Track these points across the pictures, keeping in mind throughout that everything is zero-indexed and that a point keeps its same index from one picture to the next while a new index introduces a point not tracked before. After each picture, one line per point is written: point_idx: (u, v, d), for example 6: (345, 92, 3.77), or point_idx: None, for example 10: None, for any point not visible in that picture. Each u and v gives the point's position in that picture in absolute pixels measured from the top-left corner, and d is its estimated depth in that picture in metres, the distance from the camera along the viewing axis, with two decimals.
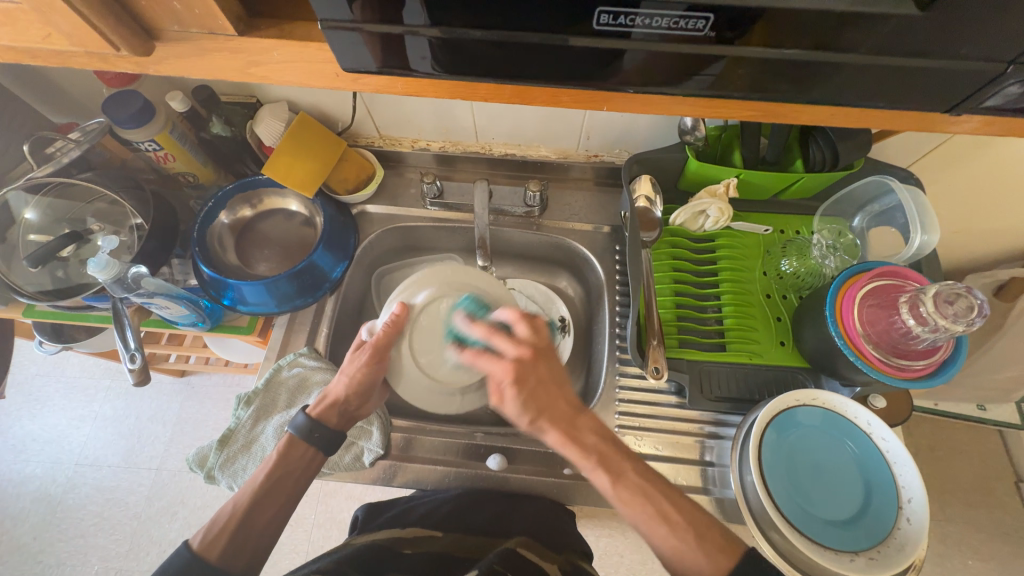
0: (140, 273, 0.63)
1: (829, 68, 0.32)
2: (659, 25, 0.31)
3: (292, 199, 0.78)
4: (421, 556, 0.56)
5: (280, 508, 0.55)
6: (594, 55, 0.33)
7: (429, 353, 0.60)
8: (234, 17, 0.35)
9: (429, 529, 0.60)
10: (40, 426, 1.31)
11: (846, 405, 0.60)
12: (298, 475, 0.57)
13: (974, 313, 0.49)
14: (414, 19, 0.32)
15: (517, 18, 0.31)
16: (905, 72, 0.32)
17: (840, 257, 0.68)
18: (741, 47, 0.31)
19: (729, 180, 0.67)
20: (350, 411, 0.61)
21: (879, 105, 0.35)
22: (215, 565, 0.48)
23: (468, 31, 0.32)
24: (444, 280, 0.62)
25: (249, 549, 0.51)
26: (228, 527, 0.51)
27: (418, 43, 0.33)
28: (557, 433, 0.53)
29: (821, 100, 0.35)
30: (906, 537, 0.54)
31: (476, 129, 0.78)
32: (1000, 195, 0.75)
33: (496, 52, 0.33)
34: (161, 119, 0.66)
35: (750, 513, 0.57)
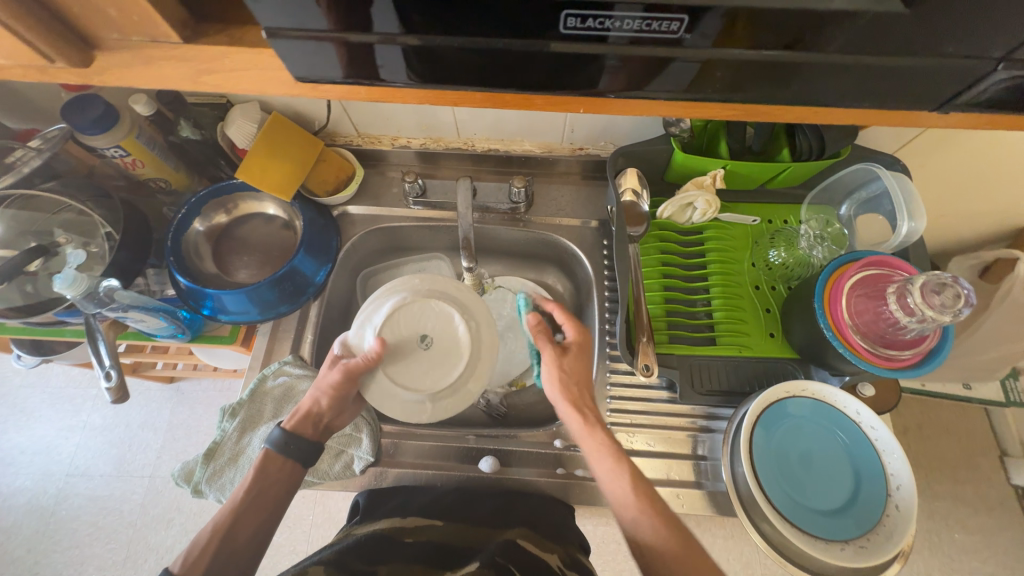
0: (112, 286, 0.61)
1: (806, 66, 0.31)
2: (630, 27, 0.29)
3: (270, 202, 0.76)
4: (423, 546, 0.54)
5: (258, 527, 0.54)
6: (564, 61, 0.32)
7: (399, 362, 0.57)
8: (178, 24, 0.33)
9: (429, 519, 0.58)
10: (28, 438, 1.28)
11: (835, 396, 0.61)
12: (279, 492, 0.56)
13: (962, 302, 0.49)
14: (374, 28, 0.30)
15: (482, 22, 0.29)
16: (884, 70, 0.31)
17: (828, 247, 0.68)
18: (715, 48, 0.30)
19: (716, 172, 0.66)
20: (326, 421, 0.61)
21: (862, 104, 0.34)
22: None
23: (434, 38, 0.30)
24: (412, 289, 0.60)
25: (235, 567, 0.50)
26: (213, 543, 0.51)
27: (381, 51, 0.31)
28: (584, 417, 0.56)
29: (800, 101, 0.34)
30: (894, 525, 0.54)
31: (457, 126, 0.76)
32: (986, 177, 0.75)
33: (466, 58, 0.32)
34: (125, 124, 0.63)
35: (741, 503, 0.57)
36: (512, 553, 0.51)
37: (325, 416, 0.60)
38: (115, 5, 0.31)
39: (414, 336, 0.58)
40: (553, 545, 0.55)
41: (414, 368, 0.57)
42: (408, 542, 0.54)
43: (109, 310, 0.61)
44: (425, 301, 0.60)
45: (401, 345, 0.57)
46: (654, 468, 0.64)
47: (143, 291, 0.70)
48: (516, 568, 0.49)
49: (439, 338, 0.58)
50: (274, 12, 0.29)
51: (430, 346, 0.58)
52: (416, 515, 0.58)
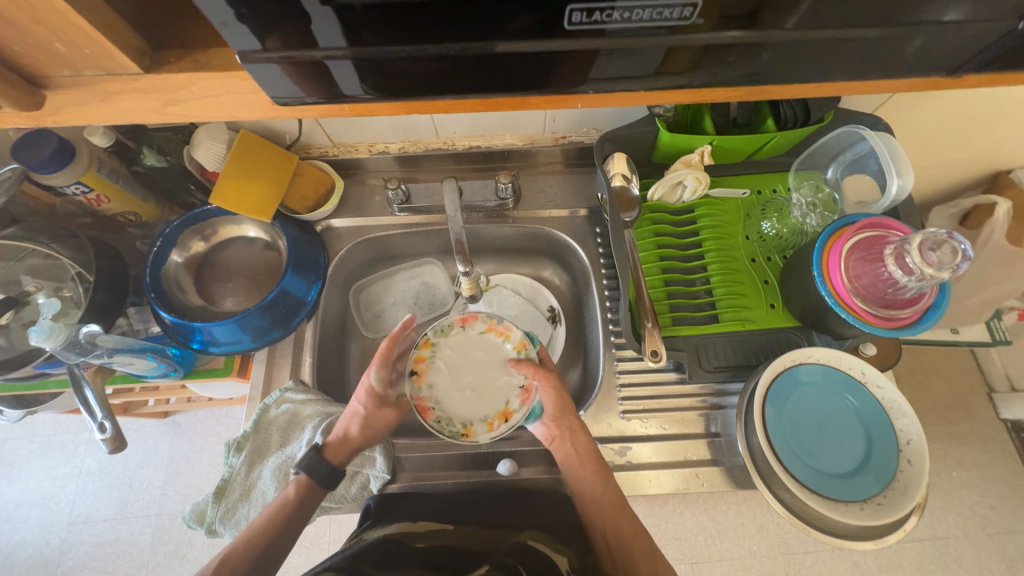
0: (93, 331, 0.57)
1: (802, 42, 0.30)
2: (638, 17, 0.28)
3: (249, 224, 0.73)
4: (433, 550, 0.54)
5: (273, 547, 0.54)
6: (558, 57, 0.30)
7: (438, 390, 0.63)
8: (137, 53, 0.31)
9: (440, 522, 0.57)
10: (22, 491, 1.24)
11: (841, 359, 0.61)
12: (300, 514, 0.56)
13: (959, 258, 0.49)
14: (321, 43, 0.28)
15: (473, 23, 0.28)
16: (882, 40, 0.30)
17: (821, 214, 0.68)
18: (678, 35, 0.29)
19: (703, 150, 0.65)
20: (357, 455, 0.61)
21: (864, 75, 0.33)
22: None
23: (377, 49, 0.28)
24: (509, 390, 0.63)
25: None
26: (242, 564, 0.52)
27: (334, 67, 0.30)
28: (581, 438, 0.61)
29: (794, 80, 0.34)
30: (908, 479, 0.55)
31: (435, 126, 0.73)
32: (962, 127, 0.76)
33: (422, 67, 0.30)
34: (84, 159, 0.59)
35: (753, 464, 0.58)
36: (521, 552, 0.52)
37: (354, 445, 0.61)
38: (63, 40, 0.28)
39: (481, 404, 0.62)
40: (566, 546, 0.55)
41: (463, 398, 0.63)
42: (419, 547, 0.54)
43: (93, 356, 0.58)
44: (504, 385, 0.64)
45: (458, 376, 0.64)
46: (670, 451, 0.65)
47: (126, 332, 0.67)
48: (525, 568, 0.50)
49: (490, 372, 0.64)
50: (250, 31, 0.27)
51: (482, 380, 0.64)
52: (427, 518, 0.58)
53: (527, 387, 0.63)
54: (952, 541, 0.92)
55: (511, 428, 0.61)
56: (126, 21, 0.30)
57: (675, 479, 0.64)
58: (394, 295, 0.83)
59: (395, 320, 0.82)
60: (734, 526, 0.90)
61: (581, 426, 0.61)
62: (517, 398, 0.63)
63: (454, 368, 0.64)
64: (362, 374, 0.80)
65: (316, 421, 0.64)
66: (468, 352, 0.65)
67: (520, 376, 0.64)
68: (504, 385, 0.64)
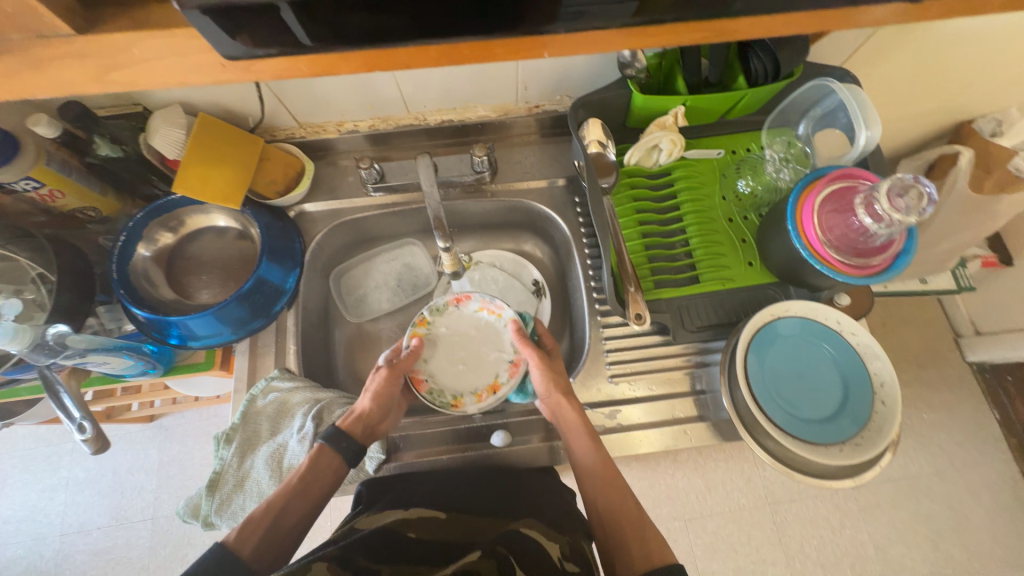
0: (61, 331, 0.55)
1: None
2: None
3: (218, 214, 0.70)
4: (428, 542, 0.52)
5: (301, 515, 0.54)
6: None
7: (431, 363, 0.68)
8: (66, 11, 0.29)
9: (433, 510, 0.56)
10: (8, 507, 1.20)
11: (817, 311, 0.63)
12: (327, 485, 0.56)
13: (925, 201, 0.51)
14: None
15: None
16: None
17: (794, 167, 0.69)
18: None
19: (677, 110, 0.65)
20: (377, 428, 0.62)
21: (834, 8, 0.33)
22: (248, 561, 0.48)
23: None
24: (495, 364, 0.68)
25: (278, 548, 0.51)
26: (261, 525, 0.51)
27: (284, 9, 0.28)
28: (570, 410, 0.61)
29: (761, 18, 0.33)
30: (883, 419, 0.58)
31: (405, 100, 0.71)
32: (926, 78, 0.77)
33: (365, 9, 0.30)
34: (30, 152, 0.56)
35: (737, 417, 0.60)
36: (513, 539, 0.51)
37: (376, 419, 0.62)
38: None
39: (471, 376, 0.67)
40: (555, 532, 0.54)
41: (453, 371, 0.67)
42: (411, 537, 0.52)
43: (65, 357, 0.55)
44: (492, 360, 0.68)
45: (451, 351, 0.69)
46: (658, 410, 0.67)
47: (98, 331, 0.65)
48: (516, 559, 0.48)
49: (479, 349, 0.68)
50: None
51: (473, 354, 0.68)
52: (419, 506, 0.57)
53: (515, 361, 0.67)
54: (924, 477, 0.98)
55: (499, 399, 0.65)
56: None
57: (663, 437, 0.66)
58: (376, 278, 0.82)
59: (379, 304, 0.82)
60: (722, 480, 0.94)
61: (569, 399, 0.62)
62: (506, 371, 0.67)
63: (448, 343, 0.69)
64: (350, 360, 0.79)
65: (305, 408, 0.63)
66: (460, 329, 0.69)
67: (512, 352, 0.68)
68: (493, 359, 0.68)
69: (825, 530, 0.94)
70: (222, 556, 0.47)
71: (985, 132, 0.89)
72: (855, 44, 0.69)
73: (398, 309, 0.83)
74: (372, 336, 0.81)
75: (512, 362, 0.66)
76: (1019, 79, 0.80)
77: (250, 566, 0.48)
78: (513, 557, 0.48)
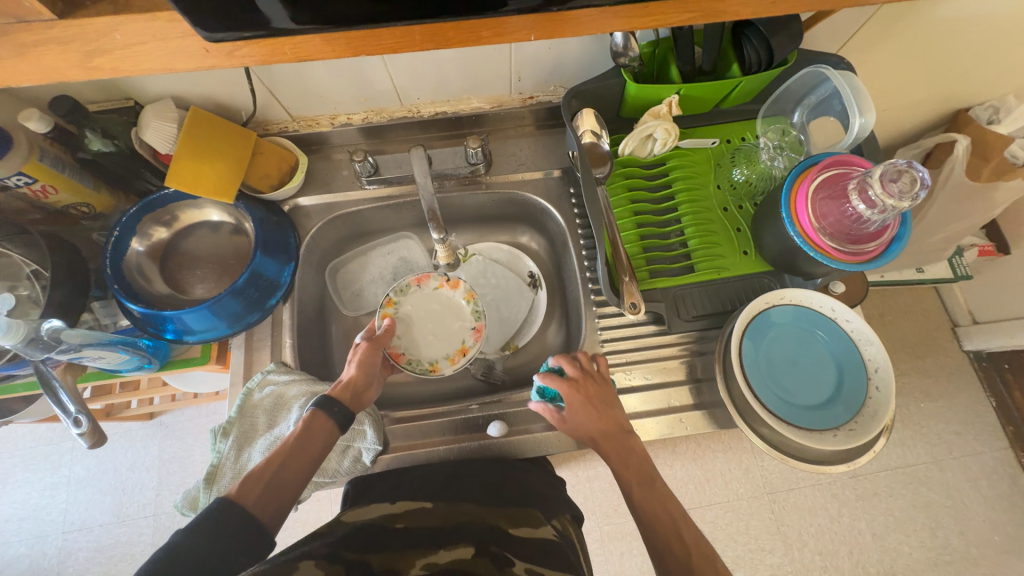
0: (55, 326, 0.55)
1: None
2: None
3: (212, 208, 0.70)
4: (416, 530, 0.51)
5: (299, 470, 0.54)
6: None
7: (407, 333, 0.71)
8: None
9: (420, 502, 0.56)
10: (11, 505, 1.21)
11: (812, 298, 0.63)
12: (323, 445, 0.57)
13: (918, 186, 0.50)
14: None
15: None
16: None
17: (787, 156, 0.69)
18: None
19: (671, 99, 0.65)
20: (365, 396, 0.63)
21: None
22: (252, 508, 0.49)
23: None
24: (459, 329, 0.73)
25: (279, 500, 0.51)
26: (262, 477, 0.51)
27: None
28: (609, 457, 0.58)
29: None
30: (877, 404, 0.58)
31: (398, 93, 0.71)
32: (922, 65, 0.77)
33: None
34: (22, 146, 0.56)
35: (732, 406, 0.61)
36: (502, 539, 0.51)
37: (361, 388, 0.63)
38: None
39: (445, 342, 0.72)
40: (546, 517, 0.58)
41: (425, 341, 0.72)
42: (399, 527, 0.52)
43: (60, 352, 0.55)
44: (459, 326, 0.73)
45: (422, 324, 0.72)
46: (653, 400, 0.67)
47: (93, 327, 0.64)
48: (512, 556, 0.49)
49: (446, 318, 0.73)
50: None
51: (441, 325, 0.73)
52: (406, 500, 0.57)
53: (477, 326, 0.72)
54: (921, 466, 0.98)
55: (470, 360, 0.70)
56: None
57: (660, 426, 0.66)
58: (372, 272, 0.83)
59: (375, 297, 0.82)
60: (720, 470, 0.94)
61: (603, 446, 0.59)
62: (472, 336, 0.72)
63: (418, 319, 0.72)
64: (346, 354, 0.79)
65: (302, 400, 0.63)
66: (427, 304, 0.74)
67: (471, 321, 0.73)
68: (457, 326, 0.73)
69: (823, 519, 0.95)
70: (225, 508, 0.48)
71: (982, 119, 0.89)
72: (848, 32, 0.69)
73: None
74: None
75: (478, 326, 0.72)
76: (1016, 64, 0.79)
77: (255, 515, 0.49)
78: (508, 552, 0.49)
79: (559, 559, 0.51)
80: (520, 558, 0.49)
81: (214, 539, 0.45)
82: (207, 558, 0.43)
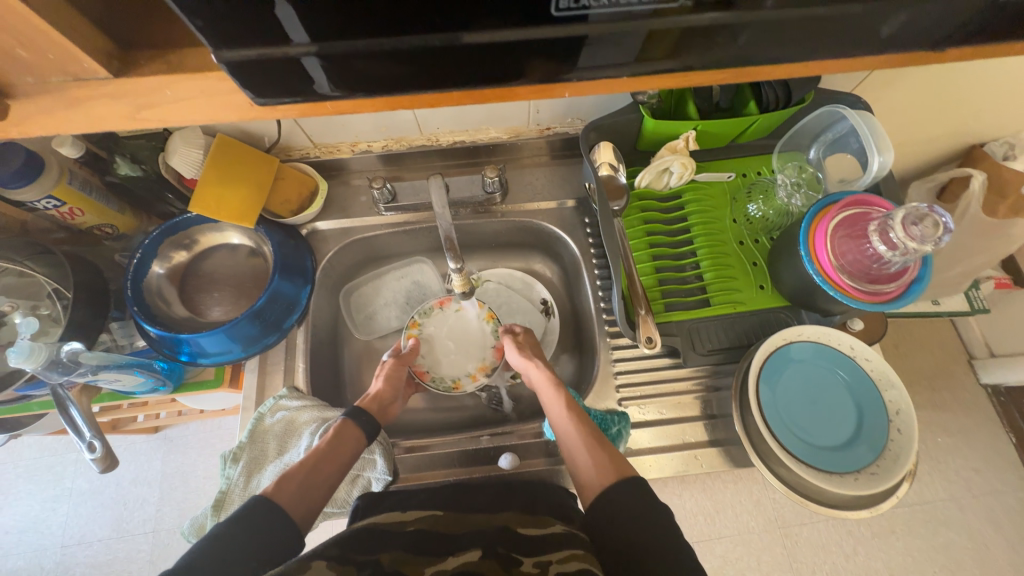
0: (75, 349, 0.55)
1: (765, 26, 0.30)
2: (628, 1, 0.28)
3: (232, 231, 0.71)
4: (424, 533, 0.51)
5: (331, 471, 0.54)
6: (533, 47, 0.30)
7: (431, 351, 0.74)
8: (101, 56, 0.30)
9: (431, 509, 0.56)
10: (12, 516, 1.20)
11: (830, 335, 0.63)
12: (349, 455, 0.56)
13: (942, 231, 0.50)
14: (292, 40, 0.28)
15: (448, 15, 0.28)
16: (846, 22, 0.31)
17: (806, 193, 0.69)
18: (659, 17, 0.29)
19: (688, 134, 0.65)
20: (390, 408, 0.65)
21: (841, 56, 0.34)
22: (284, 506, 0.49)
23: (340, 43, 0.28)
24: (478, 347, 0.75)
25: (306, 504, 0.50)
26: (297, 474, 0.52)
27: (307, 64, 0.29)
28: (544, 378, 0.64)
29: (775, 61, 0.34)
30: (899, 447, 0.57)
31: (418, 122, 0.72)
32: (937, 104, 0.77)
33: (379, 62, 0.30)
34: (54, 171, 0.57)
35: (748, 441, 0.60)
36: (513, 539, 0.50)
37: (387, 400, 0.65)
38: (24, 44, 0.28)
39: (466, 359, 0.74)
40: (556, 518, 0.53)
41: (448, 359, 0.74)
42: (409, 530, 0.51)
43: (78, 374, 0.56)
44: (478, 344, 0.75)
45: (446, 343, 0.75)
46: (667, 435, 0.66)
47: (111, 347, 0.65)
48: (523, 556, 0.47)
49: (469, 340, 0.75)
50: (219, 27, 0.26)
51: (463, 344, 0.75)
52: (416, 508, 0.56)
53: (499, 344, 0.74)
54: (940, 504, 0.95)
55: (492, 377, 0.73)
56: (90, 22, 0.30)
57: (674, 463, 0.64)
58: (386, 296, 0.83)
59: (389, 321, 0.82)
60: (731, 502, 0.91)
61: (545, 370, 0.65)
62: (491, 353, 0.74)
63: (441, 339, 0.75)
64: (357, 377, 0.79)
65: (313, 426, 0.63)
66: (450, 325, 0.76)
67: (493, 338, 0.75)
68: (476, 348, 0.75)
69: (837, 556, 0.91)
70: (260, 503, 0.48)
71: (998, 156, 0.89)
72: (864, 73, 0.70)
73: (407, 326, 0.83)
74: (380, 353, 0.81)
75: (498, 344, 0.74)
76: None
77: (288, 513, 0.48)
78: (515, 553, 0.48)
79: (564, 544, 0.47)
80: (528, 555, 0.47)
81: (237, 545, 0.44)
82: (233, 556, 0.43)
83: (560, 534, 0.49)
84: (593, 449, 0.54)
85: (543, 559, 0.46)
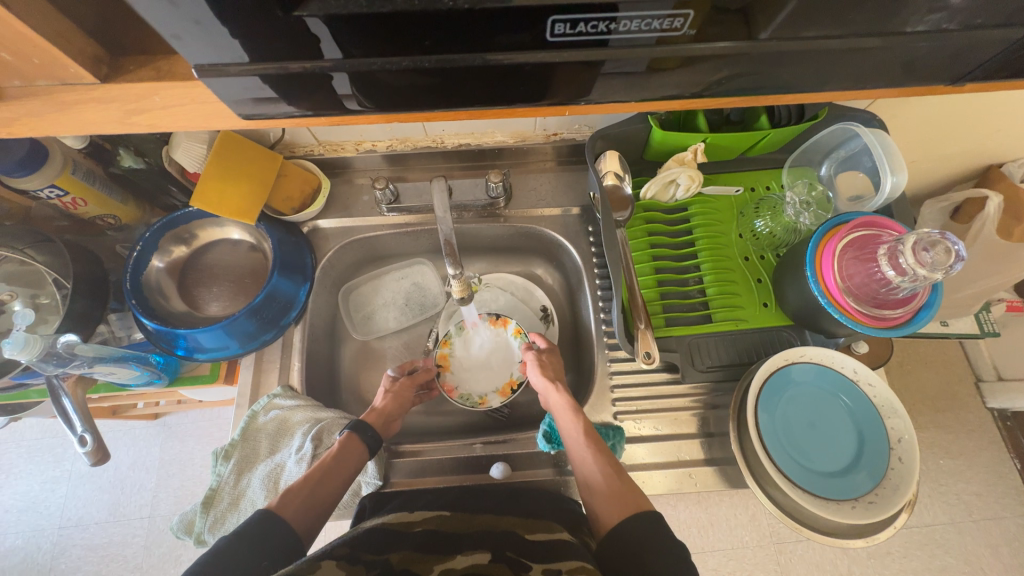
0: (71, 340, 0.55)
1: (771, 56, 0.29)
2: (638, 28, 0.27)
3: (232, 226, 0.71)
4: (429, 534, 0.51)
5: (336, 486, 0.55)
6: (534, 70, 0.30)
7: (460, 367, 0.75)
8: (89, 63, 0.30)
9: (437, 511, 0.55)
10: (11, 495, 1.21)
11: (832, 358, 0.62)
12: (349, 473, 0.57)
13: (953, 258, 0.49)
14: (322, 54, 0.28)
15: (450, 37, 0.27)
16: (858, 52, 0.29)
17: (814, 212, 0.67)
18: (663, 45, 0.28)
19: (696, 147, 0.64)
20: (393, 424, 0.66)
21: (847, 85, 0.33)
22: (291, 521, 0.50)
23: (368, 62, 0.28)
24: (504, 362, 0.75)
25: (314, 514, 0.52)
26: (298, 492, 0.52)
27: (333, 77, 0.29)
28: (561, 395, 0.63)
29: (776, 87, 0.33)
30: (899, 477, 0.55)
31: (423, 124, 0.71)
32: (955, 123, 0.75)
33: (405, 79, 0.29)
34: (57, 160, 0.57)
35: (744, 462, 0.59)
36: (522, 545, 0.49)
37: (393, 413, 0.66)
38: (9, 49, 0.28)
39: (493, 375, 0.74)
40: (562, 526, 0.53)
41: (476, 374, 0.74)
42: (416, 531, 0.51)
43: (73, 366, 0.56)
44: (503, 360, 0.75)
45: (474, 361, 0.75)
46: (663, 452, 0.65)
47: (108, 339, 0.65)
48: (529, 560, 0.46)
49: (497, 356, 0.75)
50: (207, 44, 0.26)
51: (490, 361, 0.75)
52: (424, 509, 0.55)
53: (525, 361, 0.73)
54: (939, 528, 0.93)
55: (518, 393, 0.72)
56: (75, 25, 0.30)
57: (669, 480, 0.63)
58: (385, 296, 0.83)
59: (386, 322, 0.82)
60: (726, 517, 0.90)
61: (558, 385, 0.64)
62: (517, 368, 0.74)
63: (471, 358, 0.75)
64: (353, 376, 0.79)
65: (306, 427, 0.63)
66: (480, 342, 0.76)
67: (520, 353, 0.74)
68: (504, 364, 0.74)
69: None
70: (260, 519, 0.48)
71: (1015, 177, 0.87)
72: None
73: (405, 328, 0.82)
74: (376, 354, 0.81)
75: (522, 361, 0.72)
76: None
77: (293, 528, 0.49)
78: (525, 558, 0.47)
79: (573, 554, 0.45)
80: (536, 561, 0.46)
81: (243, 552, 0.44)
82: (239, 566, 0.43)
83: (569, 544, 0.47)
84: (609, 470, 0.54)
85: (552, 566, 0.44)
